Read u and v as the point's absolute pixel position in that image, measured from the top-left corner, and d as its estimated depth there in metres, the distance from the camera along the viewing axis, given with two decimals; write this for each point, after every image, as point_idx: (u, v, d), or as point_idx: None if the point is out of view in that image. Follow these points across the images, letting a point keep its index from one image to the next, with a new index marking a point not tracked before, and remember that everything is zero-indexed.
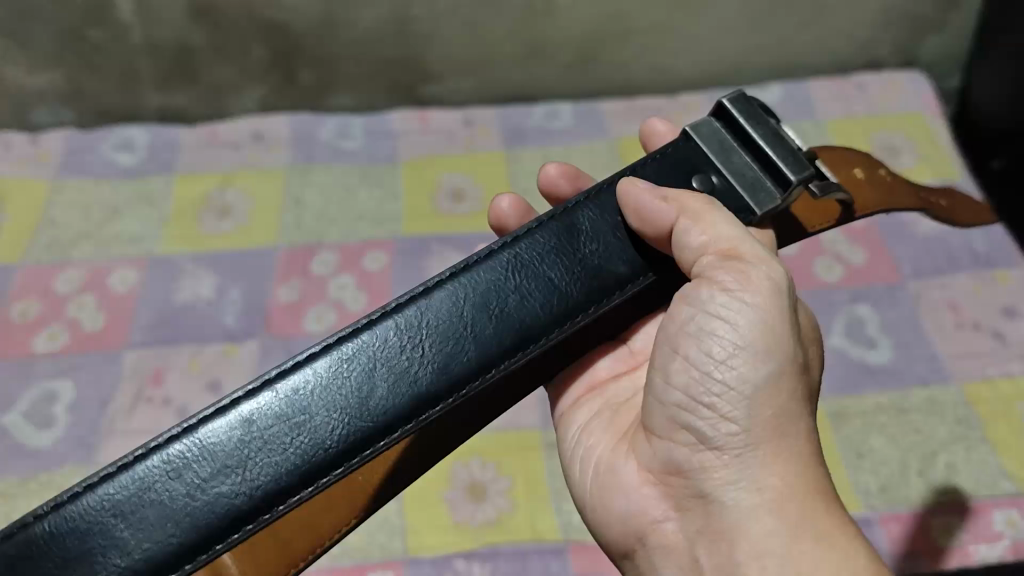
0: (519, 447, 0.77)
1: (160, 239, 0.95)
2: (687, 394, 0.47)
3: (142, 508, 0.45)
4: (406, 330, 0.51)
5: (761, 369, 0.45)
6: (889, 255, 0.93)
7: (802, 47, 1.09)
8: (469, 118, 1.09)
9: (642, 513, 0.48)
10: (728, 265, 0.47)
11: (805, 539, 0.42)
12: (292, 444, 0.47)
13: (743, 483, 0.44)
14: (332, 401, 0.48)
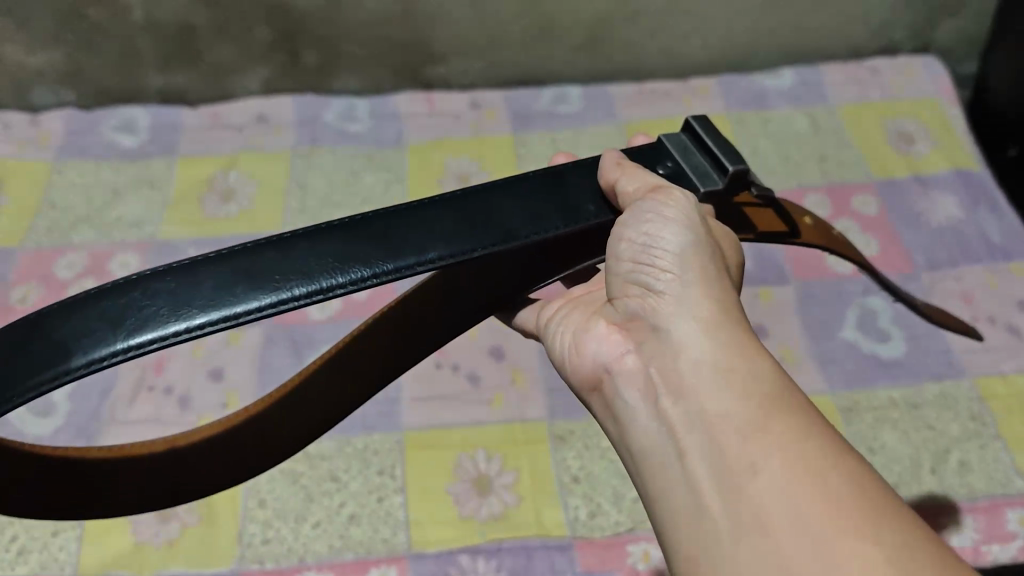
0: (525, 440, 0.76)
1: (161, 222, 0.93)
2: (631, 260, 0.47)
3: (146, 300, 0.43)
4: (414, 211, 0.49)
5: (682, 229, 0.46)
6: (901, 245, 0.91)
7: (816, 30, 1.07)
8: (475, 100, 1.07)
9: (606, 356, 0.47)
10: (652, 195, 0.49)
11: (738, 357, 0.41)
12: (298, 263, 0.46)
13: (687, 313, 0.43)
14: (337, 254, 0.46)
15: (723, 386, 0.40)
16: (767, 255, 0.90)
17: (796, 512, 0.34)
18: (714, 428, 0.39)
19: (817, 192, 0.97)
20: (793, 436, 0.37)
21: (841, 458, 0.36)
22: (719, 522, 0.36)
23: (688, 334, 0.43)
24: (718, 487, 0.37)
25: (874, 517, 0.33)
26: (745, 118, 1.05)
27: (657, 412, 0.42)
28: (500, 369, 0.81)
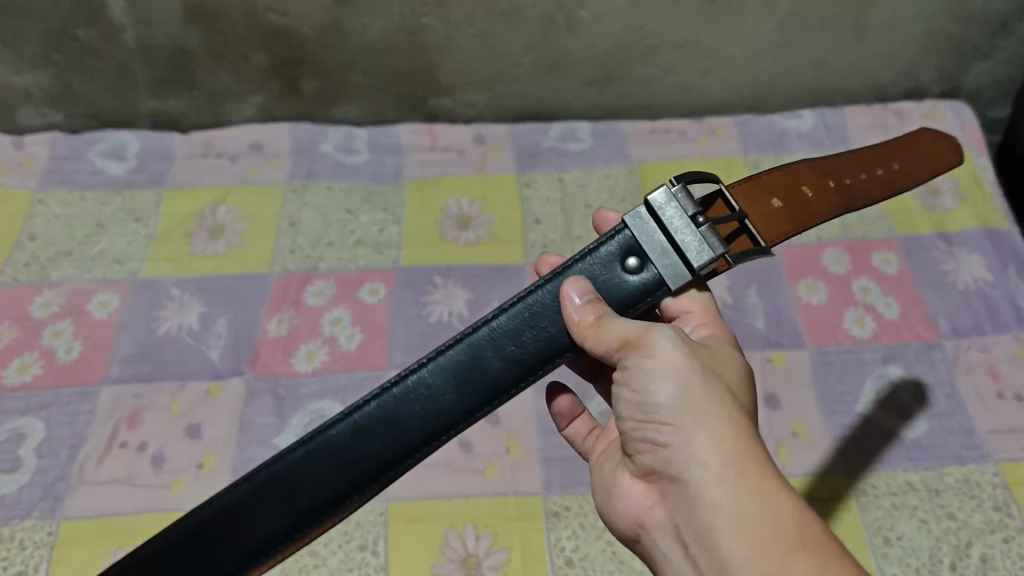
0: (518, 515, 0.72)
1: (145, 259, 0.89)
2: (631, 420, 0.47)
3: (223, 531, 0.54)
4: (411, 390, 0.56)
5: (673, 380, 0.45)
6: (925, 308, 0.86)
7: (842, 71, 1.01)
8: (480, 135, 1.02)
9: (636, 510, 0.48)
10: (629, 348, 0.48)
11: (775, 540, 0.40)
12: (324, 476, 0.54)
13: (695, 465, 0.43)
14: (356, 453, 0.55)
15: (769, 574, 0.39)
16: (781, 316, 0.85)
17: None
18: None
19: (836, 246, 0.91)
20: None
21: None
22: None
23: (713, 502, 0.42)
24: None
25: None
26: (764, 160, 1.01)
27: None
28: (496, 435, 0.77)
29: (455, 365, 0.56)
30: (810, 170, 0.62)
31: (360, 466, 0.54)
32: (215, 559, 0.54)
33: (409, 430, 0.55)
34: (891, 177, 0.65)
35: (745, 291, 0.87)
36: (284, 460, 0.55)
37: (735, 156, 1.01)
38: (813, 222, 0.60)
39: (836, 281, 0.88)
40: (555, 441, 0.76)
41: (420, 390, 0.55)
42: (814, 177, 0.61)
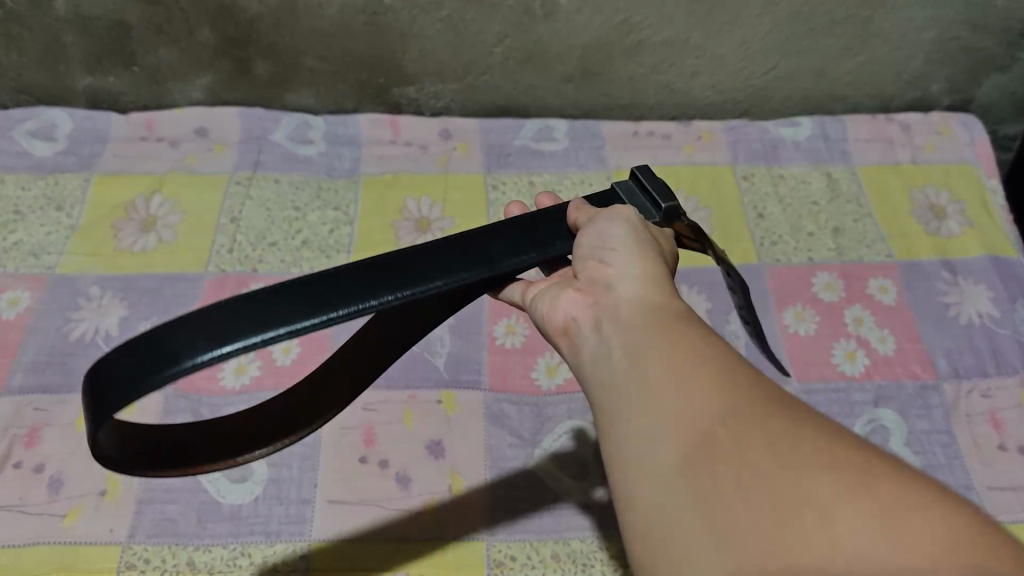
0: (456, 567, 0.63)
1: (64, 253, 0.80)
2: (588, 251, 0.49)
3: (204, 323, 0.43)
4: (417, 251, 0.51)
5: (620, 224, 0.49)
6: (923, 345, 0.78)
7: (842, 79, 0.93)
8: (447, 130, 0.93)
9: (559, 313, 0.46)
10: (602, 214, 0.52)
11: (674, 320, 0.40)
12: (320, 296, 0.47)
13: (626, 274, 0.45)
14: (356, 284, 0.48)
15: (658, 337, 0.39)
16: (764, 348, 0.77)
17: (730, 450, 0.32)
18: (646, 372, 0.37)
19: (828, 270, 0.83)
20: (722, 377, 0.35)
21: (767, 397, 0.34)
22: (648, 467, 0.34)
23: (634, 297, 0.42)
24: (649, 431, 0.35)
25: (814, 453, 0.31)
26: (754, 172, 0.91)
27: (602, 363, 0.40)
28: (438, 471, 0.69)
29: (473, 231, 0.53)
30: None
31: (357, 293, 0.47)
32: (184, 337, 0.43)
33: (428, 272, 0.50)
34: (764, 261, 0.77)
35: (726, 318, 0.79)
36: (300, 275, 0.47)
37: (717, 166, 0.91)
38: None
39: (827, 310, 0.80)
40: (503, 481, 0.68)
41: (431, 249, 0.51)
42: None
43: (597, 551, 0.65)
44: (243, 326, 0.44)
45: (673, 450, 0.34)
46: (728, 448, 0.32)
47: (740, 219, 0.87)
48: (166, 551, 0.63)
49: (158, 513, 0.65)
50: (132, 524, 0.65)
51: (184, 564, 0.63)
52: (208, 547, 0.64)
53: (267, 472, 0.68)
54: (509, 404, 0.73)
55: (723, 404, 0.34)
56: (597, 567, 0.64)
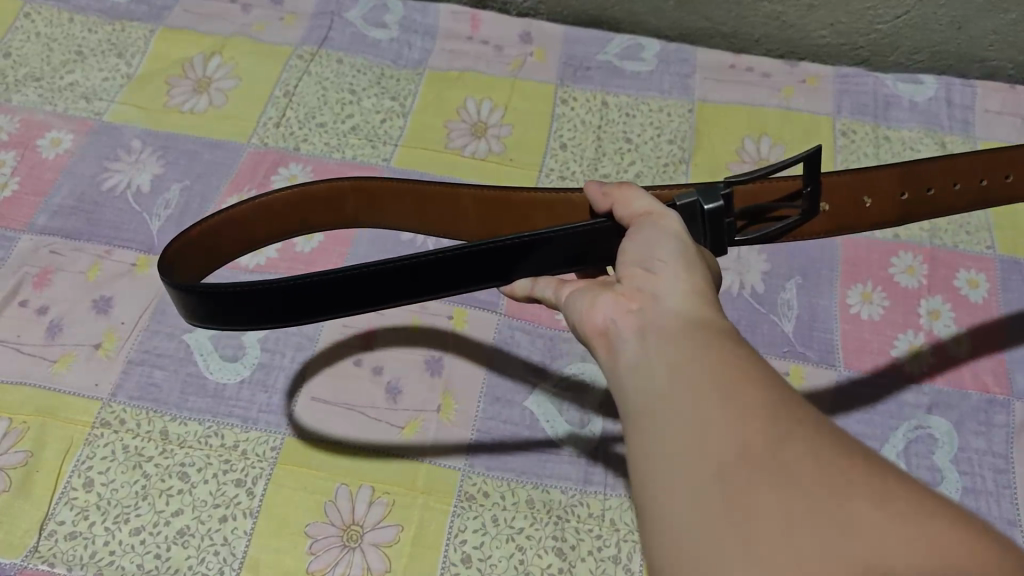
0: (423, 490, 0.61)
1: (115, 101, 0.79)
2: (629, 258, 0.40)
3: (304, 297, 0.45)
4: (521, 244, 0.48)
5: (670, 238, 0.41)
6: (1004, 354, 0.68)
7: (984, 38, 0.81)
8: (528, 33, 0.86)
9: (596, 321, 0.38)
10: (645, 219, 0.44)
11: (717, 337, 0.33)
12: (411, 283, 0.47)
13: (667, 288, 0.37)
14: (447, 277, 0.47)
15: (703, 343, 0.33)
16: (817, 324, 0.69)
17: (775, 469, 0.27)
18: (683, 373, 0.32)
19: (913, 251, 0.73)
20: (768, 394, 0.29)
21: (815, 421, 0.29)
22: (676, 480, 0.29)
23: (677, 302, 0.36)
24: (674, 435, 0.30)
25: (863, 481, 0.26)
26: (857, 129, 0.80)
27: (632, 367, 0.34)
28: (430, 386, 0.66)
29: (536, 236, 0.48)
30: (930, 170, 0.57)
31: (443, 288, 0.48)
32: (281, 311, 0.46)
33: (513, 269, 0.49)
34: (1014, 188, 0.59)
35: (782, 285, 0.71)
36: (397, 259, 0.45)
37: (815, 115, 0.81)
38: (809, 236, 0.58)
39: (902, 297, 0.71)
40: (494, 412, 0.64)
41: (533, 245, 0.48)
42: (915, 172, 0.57)
43: (575, 506, 0.61)
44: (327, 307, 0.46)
45: (708, 464, 0.28)
46: (774, 466, 0.27)
47: None
48: (143, 416, 0.63)
49: (143, 376, 0.65)
50: (117, 382, 0.64)
51: (157, 432, 0.62)
52: (184, 420, 0.63)
53: (260, 356, 0.66)
54: (522, 332, 0.69)
55: (764, 420, 0.28)
56: (571, 522, 0.60)
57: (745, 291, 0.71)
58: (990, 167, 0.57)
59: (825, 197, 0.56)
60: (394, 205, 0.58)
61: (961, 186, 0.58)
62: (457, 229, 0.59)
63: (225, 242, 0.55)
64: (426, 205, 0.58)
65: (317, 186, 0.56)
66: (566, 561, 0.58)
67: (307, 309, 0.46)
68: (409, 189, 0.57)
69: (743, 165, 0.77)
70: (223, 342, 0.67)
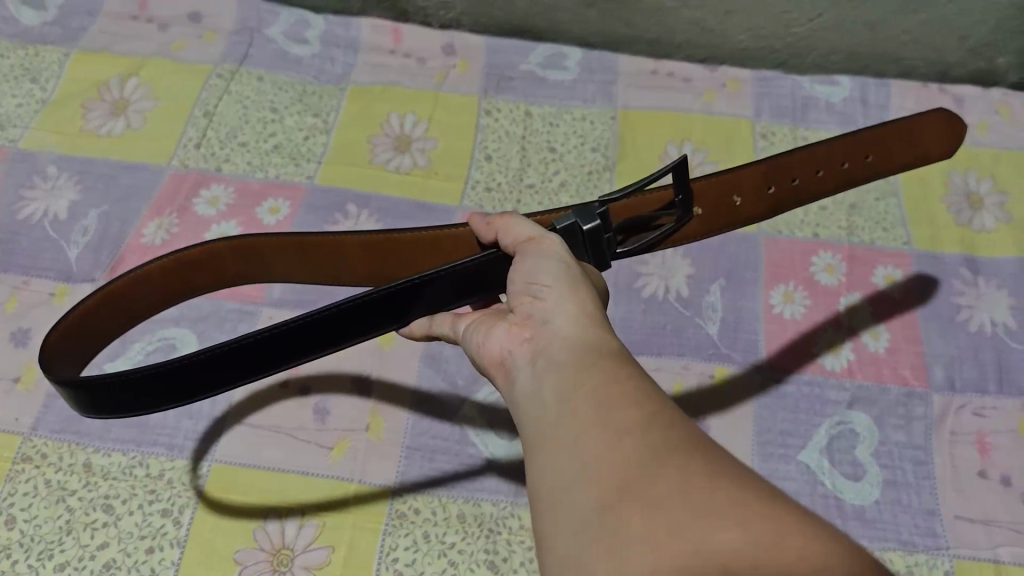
0: (353, 511, 0.60)
1: (30, 127, 0.78)
2: (518, 285, 0.42)
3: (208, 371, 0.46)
4: (412, 287, 0.49)
5: (552, 259, 0.42)
6: (921, 347, 0.70)
7: (897, 38, 0.83)
8: (451, 46, 0.87)
9: (499, 351, 0.40)
10: (529, 244, 0.45)
11: (602, 363, 0.35)
12: (313, 340, 0.47)
13: (552, 316, 0.39)
14: (346, 328, 0.48)
15: (590, 374, 0.34)
16: (741, 326, 0.70)
17: (646, 495, 0.28)
18: (573, 406, 0.33)
19: (833, 250, 0.75)
20: (642, 417, 0.31)
21: (687, 438, 0.30)
22: (563, 515, 0.30)
23: (566, 328, 0.38)
24: (563, 466, 0.32)
25: (718, 489, 0.27)
26: (777, 131, 0.82)
27: (530, 396, 0.36)
28: (357, 408, 0.65)
29: (424, 277, 0.49)
30: (790, 162, 0.58)
31: (346, 339, 0.49)
32: (188, 387, 0.46)
33: (409, 310, 0.50)
34: (868, 166, 0.61)
35: (707, 288, 0.72)
36: (294, 321, 0.46)
37: (736, 118, 0.83)
38: (686, 241, 0.59)
39: (823, 295, 0.72)
40: (424, 428, 0.64)
41: (424, 286, 0.49)
42: (776, 168, 0.58)
43: (507, 518, 0.61)
44: (233, 375, 0.46)
45: (590, 497, 0.30)
46: (646, 494, 0.28)
47: None
48: (65, 450, 0.62)
49: (64, 408, 0.63)
50: (37, 416, 0.63)
51: (80, 465, 0.61)
52: (107, 452, 0.62)
53: None
54: (450, 348, 0.69)
55: (639, 450, 0.30)
56: (502, 535, 0.60)
57: (671, 295, 0.72)
58: (846, 151, 0.59)
59: (699, 202, 0.57)
60: (278, 259, 0.57)
61: (820, 172, 0.59)
62: (348, 278, 0.59)
63: (108, 321, 0.55)
64: (308, 259, 0.57)
65: (190, 250, 0.55)
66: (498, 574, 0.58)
67: (211, 380, 0.46)
68: (290, 242, 0.56)
69: None
70: None
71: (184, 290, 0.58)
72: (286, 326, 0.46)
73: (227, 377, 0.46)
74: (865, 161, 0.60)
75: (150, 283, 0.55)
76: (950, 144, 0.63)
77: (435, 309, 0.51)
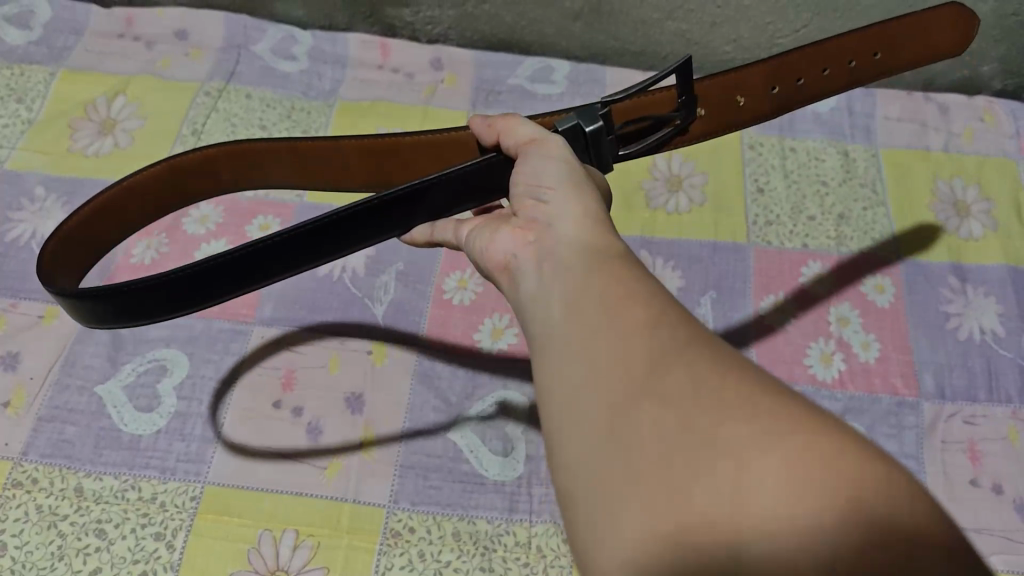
0: (347, 530, 0.60)
1: (16, 148, 0.77)
2: (523, 189, 0.42)
3: (216, 277, 0.47)
4: (415, 193, 0.50)
5: (556, 163, 0.42)
6: (911, 357, 0.70)
7: None
8: (439, 60, 0.87)
9: (503, 255, 0.40)
10: (530, 146, 0.45)
11: (606, 262, 0.35)
12: (320, 245, 0.48)
13: (556, 217, 0.39)
14: (352, 234, 0.49)
15: (595, 275, 0.34)
16: (732, 338, 0.70)
17: (656, 395, 0.28)
18: (578, 306, 0.33)
19: (822, 260, 0.75)
20: (647, 315, 0.31)
21: (695, 334, 0.30)
22: (571, 413, 0.30)
23: (569, 230, 0.38)
24: (569, 365, 0.31)
25: (729, 387, 0.27)
26: (764, 142, 0.83)
27: (534, 295, 0.36)
28: (351, 425, 0.65)
29: (427, 183, 0.50)
30: (796, 62, 0.59)
31: (351, 244, 0.50)
32: (196, 293, 0.47)
33: (411, 217, 0.51)
34: (876, 64, 0.61)
35: (697, 300, 0.73)
36: (300, 228, 0.47)
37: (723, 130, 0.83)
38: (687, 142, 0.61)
39: (813, 305, 0.72)
40: (417, 446, 0.64)
41: (426, 193, 0.50)
42: (781, 67, 0.59)
43: (502, 535, 0.61)
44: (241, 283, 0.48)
45: (596, 398, 0.30)
46: (655, 400, 0.28)
47: (737, 192, 0.79)
48: (57, 474, 0.61)
49: (54, 432, 0.63)
50: (28, 441, 0.63)
51: (71, 490, 0.61)
52: (99, 476, 0.61)
53: (176, 405, 0.65)
54: (443, 364, 0.69)
55: (647, 348, 0.30)
56: (497, 552, 0.60)
57: None
58: (853, 49, 0.60)
59: (702, 104, 0.59)
60: (275, 163, 0.59)
61: (827, 70, 0.60)
62: (346, 179, 0.61)
63: (105, 227, 0.57)
64: (305, 164, 0.59)
65: (184, 157, 0.57)
66: None
67: (223, 285, 0.47)
68: (287, 149, 0.58)
69: (655, 183, 0.79)
70: (139, 390, 0.65)
71: (180, 197, 0.59)
72: (296, 233, 0.47)
73: (234, 283, 0.47)
74: (872, 60, 0.61)
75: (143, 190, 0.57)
76: (958, 44, 0.63)
77: (436, 215, 0.52)
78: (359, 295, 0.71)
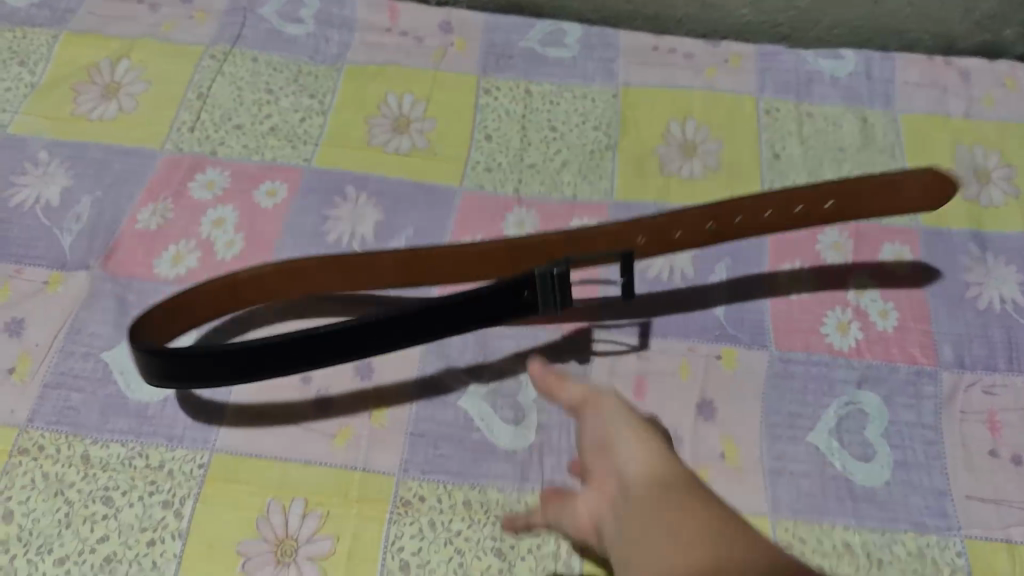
0: (356, 499, 0.59)
1: (19, 112, 0.76)
2: (585, 435, 0.46)
3: (277, 358, 0.53)
4: (467, 297, 0.56)
5: (616, 416, 0.45)
6: (930, 326, 0.69)
7: (900, 10, 0.83)
8: (448, 23, 0.85)
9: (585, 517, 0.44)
10: (584, 405, 0.47)
11: (670, 485, 0.39)
12: (376, 338, 0.55)
13: (619, 465, 0.42)
14: (406, 328, 0.55)
15: (653, 503, 0.38)
16: (748, 306, 0.69)
17: None
18: (643, 528, 0.38)
19: (840, 228, 0.74)
20: (698, 530, 0.36)
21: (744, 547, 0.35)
22: None
23: (632, 465, 0.41)
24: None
25: None
26: (780, 107, 0.81)
27: (614, 542, 0.40)
28: (361, 395, 0.64)
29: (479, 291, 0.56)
30: (744, 204, 0.64)
31: (402, 341, 0.55)
32: (259, 364, 0.54)
33: (471, 320, 0.57)
34: (829, 210, 0.65)
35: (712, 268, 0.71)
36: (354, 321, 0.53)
37: (739, 95, 0.81)
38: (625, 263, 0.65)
39: (830, 275, 0.71)
40: (427, 414, 0.63)
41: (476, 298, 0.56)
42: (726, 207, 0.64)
43: (514, 504, 0.60)
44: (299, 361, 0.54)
45: None
46: None
47: (753, 157, 0.78)
48: (63, 441, 0.61)
49: (61, 399, 0.62)
50: (33, 408, 0.62)
51: (78, 457, 0.60)
52: (106, 442, 0.61)
53: None
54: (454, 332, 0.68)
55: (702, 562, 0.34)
56: None
57: (676, 277, 0.71)
58: (821, 196, 0.64)
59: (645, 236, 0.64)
60: (324, 272, 0.63)
61: (777, 213, 0.65)
62: (389, 284, 0.65)
63: (172, 330, 0.61)
64: (358, 275, 0.64)
65: (243, 274, 0.61)
66: (505, 561, 0.58)
67: (276, 364, 0.54)
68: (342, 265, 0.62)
69: (669, 148, 0.78)
70: None
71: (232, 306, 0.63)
72: (348, 327, 0.53)
73: (292, 364, 0.54)
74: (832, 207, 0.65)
75: (203, 308, 0.62)
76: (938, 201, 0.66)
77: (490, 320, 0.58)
78: (368, 262, 0.70)
